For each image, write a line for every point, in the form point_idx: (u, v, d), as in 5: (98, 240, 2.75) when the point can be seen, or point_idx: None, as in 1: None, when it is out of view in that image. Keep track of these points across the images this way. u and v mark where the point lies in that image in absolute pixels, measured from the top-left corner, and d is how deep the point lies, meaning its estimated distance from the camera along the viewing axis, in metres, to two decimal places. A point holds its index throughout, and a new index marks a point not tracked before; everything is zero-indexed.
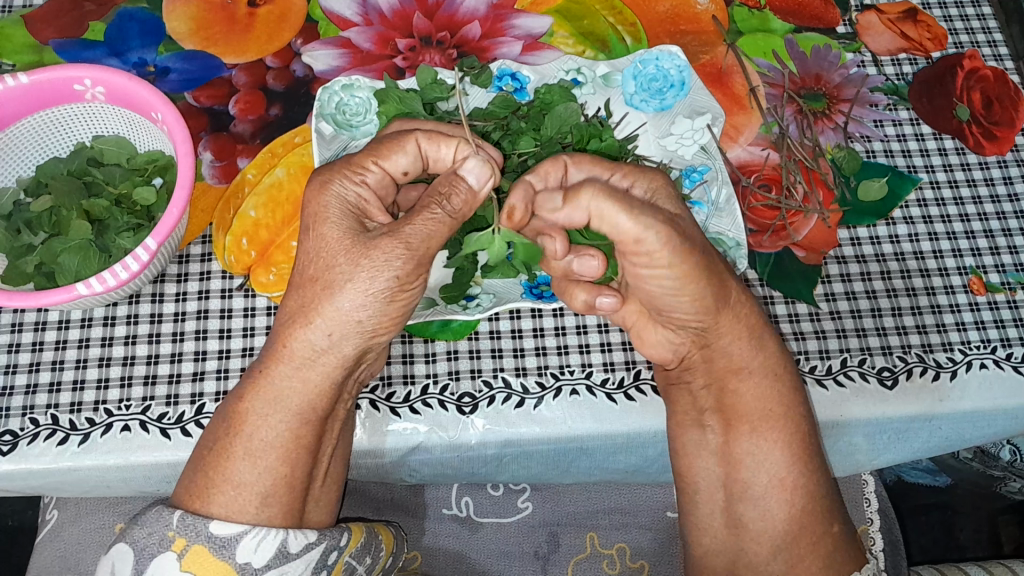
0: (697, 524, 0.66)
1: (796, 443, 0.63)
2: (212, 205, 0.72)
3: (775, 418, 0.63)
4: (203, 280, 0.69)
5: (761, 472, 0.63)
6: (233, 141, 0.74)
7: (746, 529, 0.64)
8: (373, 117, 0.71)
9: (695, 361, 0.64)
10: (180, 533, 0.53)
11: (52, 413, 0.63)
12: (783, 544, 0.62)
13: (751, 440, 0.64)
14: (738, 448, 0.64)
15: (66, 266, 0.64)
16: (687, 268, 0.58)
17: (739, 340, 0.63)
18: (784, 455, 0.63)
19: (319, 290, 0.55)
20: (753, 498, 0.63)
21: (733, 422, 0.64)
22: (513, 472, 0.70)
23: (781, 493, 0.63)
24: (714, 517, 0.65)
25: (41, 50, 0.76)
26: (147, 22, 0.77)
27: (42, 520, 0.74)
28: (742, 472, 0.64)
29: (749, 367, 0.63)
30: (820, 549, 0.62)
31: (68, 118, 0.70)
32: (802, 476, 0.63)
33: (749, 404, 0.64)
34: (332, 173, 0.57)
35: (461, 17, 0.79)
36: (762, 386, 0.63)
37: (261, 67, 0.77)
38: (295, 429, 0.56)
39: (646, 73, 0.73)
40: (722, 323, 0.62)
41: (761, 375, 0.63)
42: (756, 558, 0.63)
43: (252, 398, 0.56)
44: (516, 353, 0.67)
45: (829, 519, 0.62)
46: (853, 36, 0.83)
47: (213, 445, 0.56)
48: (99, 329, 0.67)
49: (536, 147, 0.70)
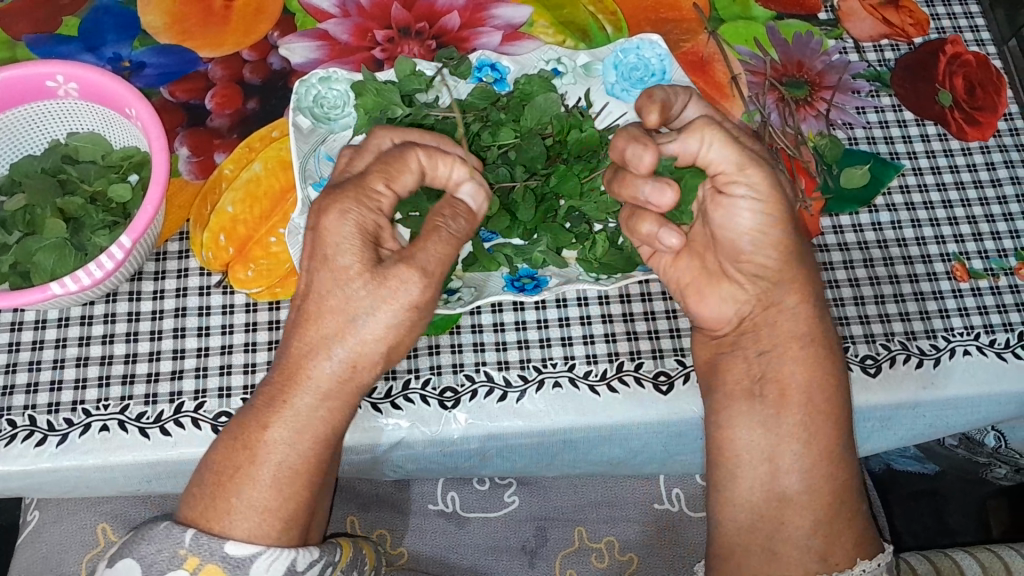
0: (734, 496, 0.59)
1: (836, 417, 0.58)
2: (189, 202, 0.70)
3: (825, 396, 0.58)
4: (181, 277, 0.68)
5: (808, 445, 0.58)
6: (210, 136, 0.73)
7: (788, 503, 0.57)
8: (351, 110, 0.71)
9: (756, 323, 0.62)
10: (193, 551, 0.51)
11: (29, 414, 0.62)
12: (824, 518, 0.57)
13: (802, 412, 0.58)
14: (789, 421, 0.58)
15: (42, 265, 0.64)
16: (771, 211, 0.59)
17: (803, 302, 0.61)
18: (829, 429, 0.58)
19: (344, 325, 0.54)
20: (797, 471, 0.57)
21: (785, 394, 0.59)
22: (498, 466, 0.69)
23: (826, 466, 0.57)
24: (754, 490, 0.58)
25: (14, 46, 0.76)
26: (122, 16, 0.77)
27: (24, 522, 0.72)
28: (788, 444, 0.58)
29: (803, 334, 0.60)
30: (855, 527, 0.58)
31: (43, 116, 0.69)
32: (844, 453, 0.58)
33: (801, 376, 0.59)
34: (348, 200, 0.54)
35: (440, 8, 0.79)
36: (817, 354, 0.59)
37: (237, 60, 0.76)
38: (315, 452, 0.55)
39: (627, 62, 0.74)
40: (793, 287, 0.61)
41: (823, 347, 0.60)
42: (795, 533, 0.57)
43: (278, 425, 0.54)
44: (498, 346, 0.67)
45: (859, 499, 0.58)
46: (835, 22, 0.83)
47: (234, 472, 0.54)
48: (76, 328, 0.65)
49: (517, 139, 0.69)
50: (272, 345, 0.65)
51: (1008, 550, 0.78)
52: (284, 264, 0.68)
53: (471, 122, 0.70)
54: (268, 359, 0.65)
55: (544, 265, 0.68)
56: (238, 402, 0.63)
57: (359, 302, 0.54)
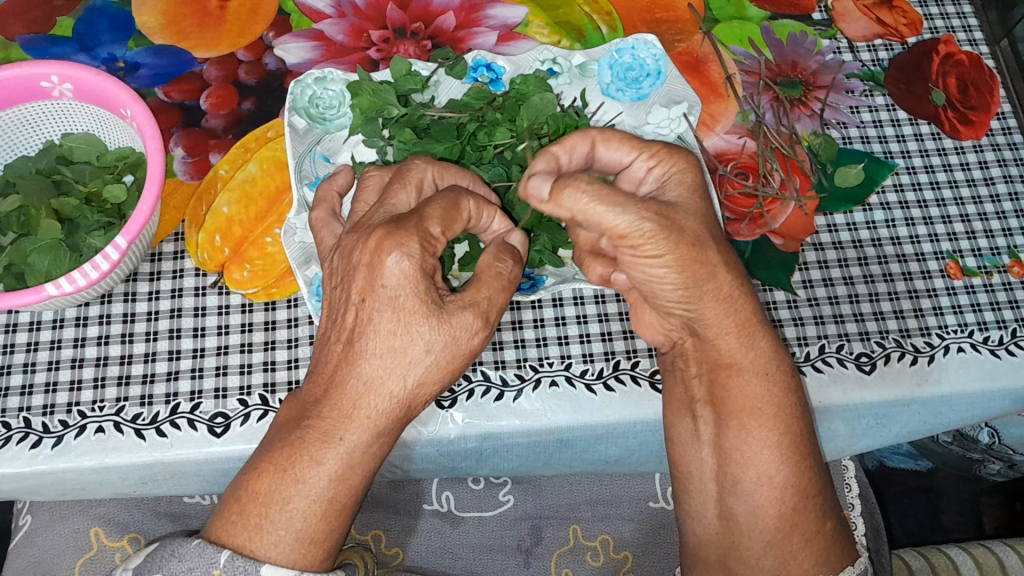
0: (691, 512, 0.63)
1: (787, 438, 0.58)
2: (185, 202, 0.70)
3: (769, 416, 0.58)
4: (177, 277, 0.68)
5: (750, 468, 0.59)
6: (205, 136, 0.73)
7: (736, 523, 0.60)
8: (347, 110, 0.71)
9: (689, 348, 0.61)
10: (228, 571, 0.49)
11: (25, 415, 0.61)
12: (774, 540, 0.59)
13: (741, 436, 0.59)
14: (730, 444, 0.59)
15: (36, 266, 0.63)
16: (671, 260, 0.54)
17: (728, 334, 0.58)
18: (775, 453, 0.58)
19: (405, 365, 0.51)
20: (742, 491, 0.59)
21: (725, 417, 0.60)
22: (494, 466, 0.69)
23: (770, 490, 0.58)
24: (707, 508, 0.62)
25: (7, 46, 0.75)
26: (117, 17, 0.77)
27: (16, 527, 0.71)
28: (732, 466, 0.59)
29: (740, 364, 0.58)
30: (811, 546, 0.59)
31: (37, 116, 0.69)
32: (795, 475, 0.58)
33: (741, 399, 0.59)
34: (412, 241, 0.51)
35: (436, 8, 0.79)
36: (755, 383, 0.58)
37: (232, 60, 0.76)
38: (359, 480, 0.53)
39: (622, 62, 0.74)
40: (709, 307, 0.57)
41: (753, 375, 0.58)
42: (746, 552, 0.60)
43: (331, 460, 0.51)
44: (495, 345, 0.66)
45: (821, 519, 0.59)
46: (829, 22, 0.83)
47: (278, 500, 0.51)
48: (71, 330, 0.65)
49: (513, 138, 0.69)
50: (269, 345, 0.65)
51: (1001, 546, 0.78)
52: (280, 264, 0.68)
53: (467, 122, 0.70)
54: (264, 360, 0.65)
55: (540, 265, 0.67)
56: (234, 403, 0.62)
57: (424, 343, 0.52)
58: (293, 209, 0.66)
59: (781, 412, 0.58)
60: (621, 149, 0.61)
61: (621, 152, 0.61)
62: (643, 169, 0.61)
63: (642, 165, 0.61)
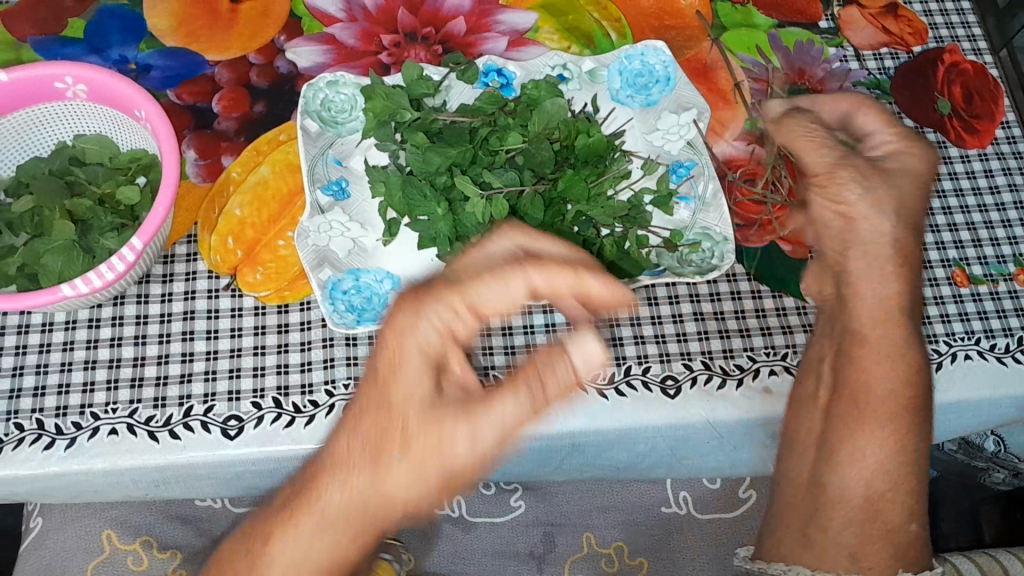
0: (785, 472, 0.68)
1: (894, 434, 0.64)
2: (197, 204, 0.70)
3: (892, 408, 0.64)
4: (190, 280, 0.68)
5: (862, 454, 0.64)
6: (217, 139, 0.73)
7: (826, 491, 0.65)
8: (359, 114, 0.72)
9: (878, 307, 0.66)
10: None
11: (37, 417, 0.61)
12: (860, 519, 0.65)
13: (853, 418, 0.64)
14: (845, 424, 0.65)
15: (49, 267, 0.63)
16: (885, 208, 0.68)
17: (874, 303, 0.66)
18: (884, 448, 0.64)
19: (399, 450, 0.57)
20: (843, 464, 0.65)
21: (860, 402, 0.64)
22: (506, 470, 0.70)
23: (871, 472, 0.64)
24: (802, 469, 0.67)
25: (17, 47, 0.75)
26: (128, 20, 0.77)
27: (27, 529, 0.71)
28: (848, 445, 0.64)
29: (872, 341, 0.65)
30: (892, 536, 0.65)
31: (50, 117, 0.69)
32: (896, 467, 0.64)
33: (874, 385, 0.64)
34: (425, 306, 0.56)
35: (445, 14, 0.80)
36: (887, 365, 0.64)
37: (243, 63, 0.76)
38: (353, 536, 0.60)
39: (631, 68, 0.75)
40: (868, 271, 0.67)
41: (879, 360, 0.64)
42: (831, 533, 0.65)
43: (308, 518, 0.58)
44: (507, 350, 0.68)
45: (909, 518, 0.65)
46: (835, 30, 0.84)
47: (261, 546, 0.59)
48: (84, 331, 0.65)
49: (524, 144, 0.68)
50: (282, 348, 0.65)
51: (1006, 554, 0.79)
52: (292, 267, 0.68)
53: (480, 127, 0.69)
54: (277, 363, 0.65)
55: None
56: (247, 406, 0.63)
57: (444, 434, 0.56)
58: (306, 212, 0.67)
59: (897, 403, 0.64)
60: (875, 123, 0.72)
61: (873, 124, 0.72)
62: (880, 141, 0.72)
63: (883, 140, 0.72)
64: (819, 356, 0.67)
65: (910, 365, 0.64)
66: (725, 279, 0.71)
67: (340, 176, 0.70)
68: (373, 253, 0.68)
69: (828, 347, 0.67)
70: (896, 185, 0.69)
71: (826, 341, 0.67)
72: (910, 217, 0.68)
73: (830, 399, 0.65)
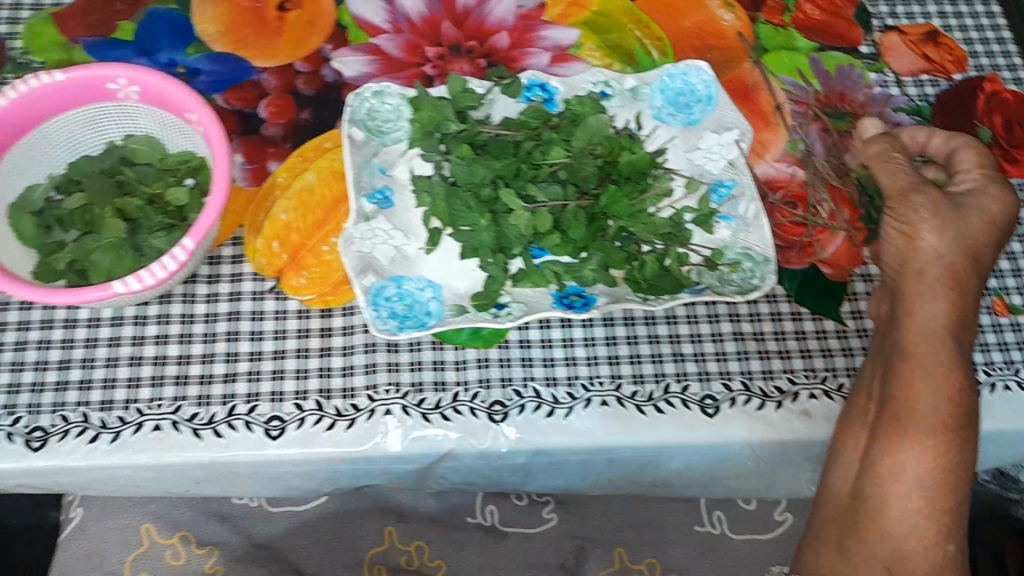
0: (828, 486, 0.63)
1: (932, 448, 0.58)
2: (244, 207, 0.71)
3: (931, 429, 0.58)
4: (235, 281, 0.68)
5: (896, 463, 0.59)
6: (264, 144, 0.73)
7: (862, 504, 0.60)
8: (404, 123, 0.72)
9: (924, 326, 0.61)
10: None
11: (82, 410, 0.62)
12: (895, 532, 0.58)
13: (892, 430, 0.59)
14: (882, 436, 0.60)
15: (99, 263, 0.64)
16: (936, 225, 0.62)
17: (926, 315, 0.61)
18: (920, 459, 0.58)
19: None
20: (879, 475, 0.59)
21: (901, 419, 0.59)
22: (541, 482, 0.70)
23: (905, 481, 0.58)
24: (844, 483, 0.62)
25: (70, 48, 0.77)
26: (178, 24, 0.78)
27: (65, 519, 0.74)
28: (883, 456, 0.59)
29: (919, 357, 0.60)
30: (932, 559, 0.57)
31: (101, 116, 0.70)
32: (935, 481, 0.58)
33: (914, 401, 0.59)
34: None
35: (489, 27, 0.81)
36: (929, 381, 0.59)
37: (290, 71, 0.77)
38: None
39: (673, 87, 0.75)
40: (920, 284, 0.62)
41: (926, 378, 0.59)
42: (870, 547, 0.58)
43: None
44: (547, 362, 0.67)
45: (949, 538, 0.58)
46: (875, 56, 0.84)
47: None
48: (130, 327, 0.66)
49: (568, 158, 0.68)
50: (325, 352, 0.66)
51: None
52: (336, 272, 0.69)
53: (524, 141, 0.70)
54: (320, 366, 0.65)
55: (593, 284, 0.68)
56: (290, 407, 0.63)
57: None
58: (351, 218, 0.68)
59: (937, 421, 0.58)
60: (967, 159, 0.68)
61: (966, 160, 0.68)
62: (966, 169, 0.68)
63: (969, 168, 0.68)
64: (872, 377, 0.64)
65: (953, 389, 0.59)
66: (765, 300, 0.72)
67: (384, 185, 0.71)
68: (416, 262, 0.69)
69: (879, 369, 0.64)
70: (966, 218, 0.63)
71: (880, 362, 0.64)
72: (970, 245, 0.63)
73: (878, 416, 0.61)
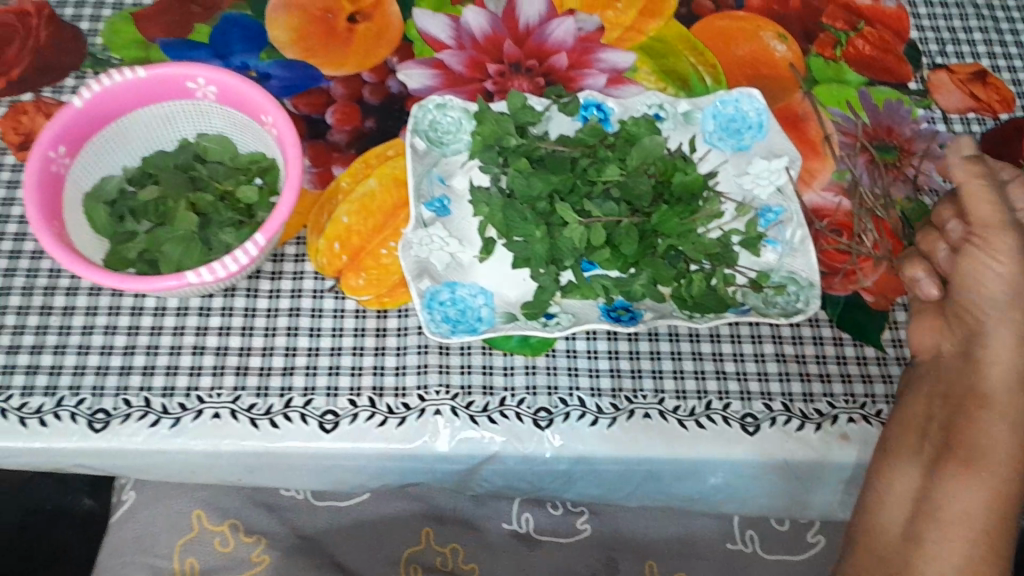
0: (872, 521, 0.62)
1: (999, 488, 0.57)
2: (307, 208, 0.74)
3: (1001, 469, 0.57)
4: (297, 279, 0.71)
5: (960, 503, 0.57)
6: (329, 149, 0.76)
7: (919, 544, 0.58)
8: (464, 136, 0.75)
9: (997, 369, 0.59)
10: None
11: (144, 395, 0.65)
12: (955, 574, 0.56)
13: (955, 467, 0.58)
14: (943, 474, 0.58)
15: (169, 255, 0.67)
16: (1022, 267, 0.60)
17: (998, 356, 0.59)
18: (984, 499, 0.57)
19: None
20: (940, 516, 0.58)
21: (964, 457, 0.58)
22: (580, 490, 0.72)
23: (969, 523, 0.57)
24: (894, 520, 0.60)
25: (148, 47, 0.80)
26: (251, 29, 0.81)
27: (119, 501, 0.77)
28: (943, 494, 0.58)
29: (990, 397, 0.58)
30: None
31: (176, 114, 0.73)
32: (996, 523, 0.57)
33: (979, 438, 0.58)
34: None
35: (550, 47, 0.83)
36: (1002, 423, 0.58)
37: (357, 80, 0.80)
38: None
39: (726, 113, 0.77)
40: (998, 327, 0.60)
41: (996, 419, 0.58)
42: None
43: None
44: (592, 373, 0.69)
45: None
46: (924, 92, 0.86)
47: None
48: (194, 318, 0.69)
49: (622, 176, 0.70)
50: (379, 351, 0.68)
51: None
52: (393, 275, 0.71)
53: (580, 158, 0.72)
54: (374, 364, 0.68)
55: (640, 299, 0.70)
56: (344, 402, 0.66)
57: None
58: (409, 225, 0.70)
59: (1006, 462, 0.57)
60: None
61: None
62: None
63: None
64: (926, 411, 0.63)
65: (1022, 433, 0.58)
66: (808, 324, 0.73)
67: (443, 194, 0.74)
68: (469, 269, 0.72)
69: (933, 402, 0.62)
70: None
71: (932, 395, 0.63)
72: None
73: (937, 453, 0.60)
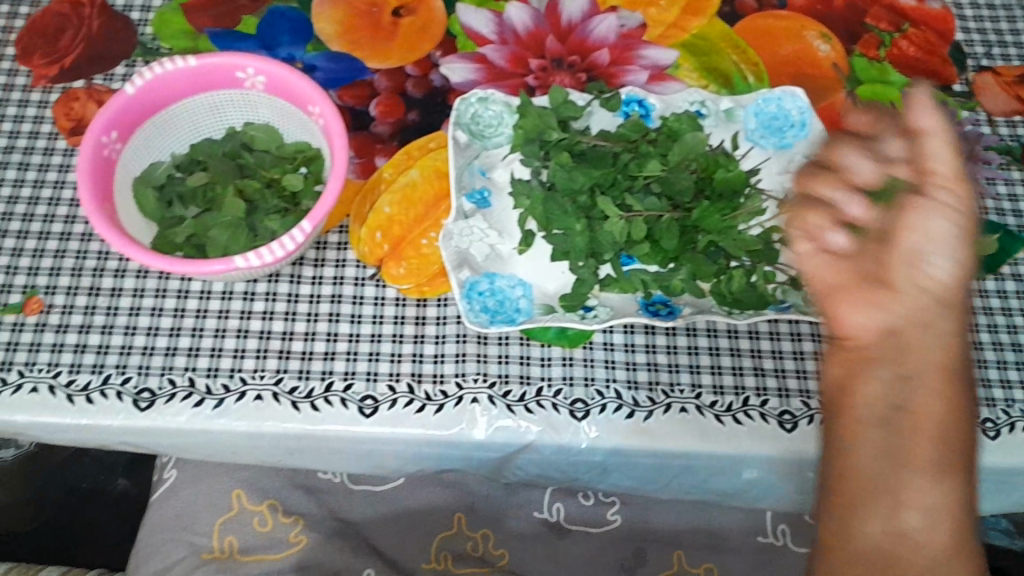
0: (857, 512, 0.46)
1: (944, 481, 0.45)
2: (351, 197, 0.75)
3: (948, 454, 0.45)
4: (339, 267, 0.72)
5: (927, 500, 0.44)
6: (373, 140, 0.78)
7: (906, 542, 0.44)
8: (506, 129, 0.75)
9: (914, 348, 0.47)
10: None
11: (189, 375, 0.66)
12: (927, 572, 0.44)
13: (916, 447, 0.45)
14: (929, 451, 0.45)
15: (216, 240, 0.69)
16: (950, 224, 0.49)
17: (928, 320, 0.48)
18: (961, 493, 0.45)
19: None
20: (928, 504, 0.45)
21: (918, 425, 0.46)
22: (614, 481, 0.72)
23: (951, 513, 0.44)
24: (881, 515, 0.45)
25: (197, 38, 0.82)
26: (298, 22, 0.83)
27: (160, 479, 0.78)
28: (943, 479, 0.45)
29: (918, 374, 0.47)
30: None
31: (225, 103, 0.74)
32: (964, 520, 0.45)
33: (919, 405, 0.46)
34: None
35: (592, 43, 0.84)
36: (933, 395, 0.46)
37: (401, 74, 0.81)
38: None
39: (768, 111, 0.78)
40: (934, 296, 0.49)
41: (930, 389, 0.46)
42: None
43: None
44: (629, 366, 0.69)
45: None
46: (969, 94, 0.85)
47: None
48: (239, 302, 0.70)
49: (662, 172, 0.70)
50: (419, 339, 0.69)
51: None
52: (433, 266, 0.72)
53: (621, 153, 0.72)
54: (414, 352, 0.68)
55: (680, 293, 0.70)
56: (384, 388, 0.66)
57: None
58: (451, 217, 0.72)
59: (958, 443, 0.46)
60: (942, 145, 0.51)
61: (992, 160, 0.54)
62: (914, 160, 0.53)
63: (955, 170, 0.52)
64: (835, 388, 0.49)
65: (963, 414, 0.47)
66: None
67: (484, 186, 0.75)
68: (509, 260, 0.72)
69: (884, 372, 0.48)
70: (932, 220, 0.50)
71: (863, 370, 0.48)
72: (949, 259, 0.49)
73: (884, 423, 0.46)
